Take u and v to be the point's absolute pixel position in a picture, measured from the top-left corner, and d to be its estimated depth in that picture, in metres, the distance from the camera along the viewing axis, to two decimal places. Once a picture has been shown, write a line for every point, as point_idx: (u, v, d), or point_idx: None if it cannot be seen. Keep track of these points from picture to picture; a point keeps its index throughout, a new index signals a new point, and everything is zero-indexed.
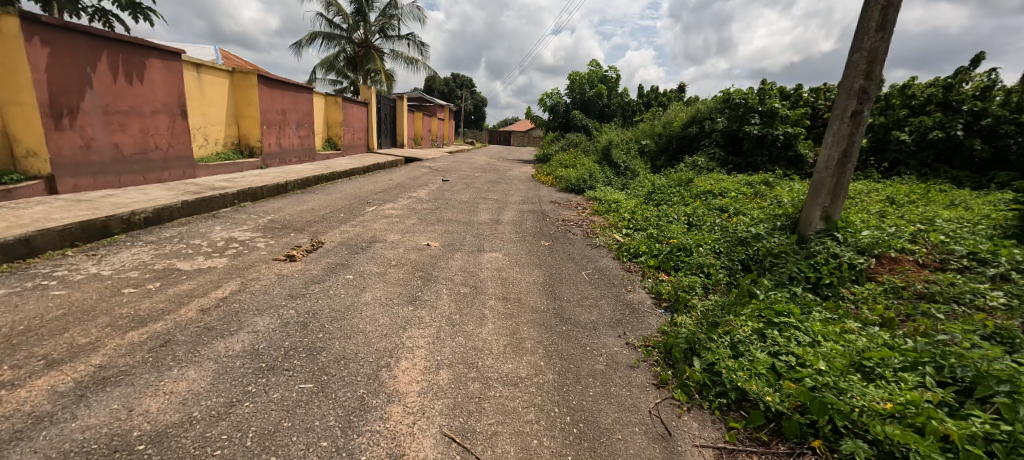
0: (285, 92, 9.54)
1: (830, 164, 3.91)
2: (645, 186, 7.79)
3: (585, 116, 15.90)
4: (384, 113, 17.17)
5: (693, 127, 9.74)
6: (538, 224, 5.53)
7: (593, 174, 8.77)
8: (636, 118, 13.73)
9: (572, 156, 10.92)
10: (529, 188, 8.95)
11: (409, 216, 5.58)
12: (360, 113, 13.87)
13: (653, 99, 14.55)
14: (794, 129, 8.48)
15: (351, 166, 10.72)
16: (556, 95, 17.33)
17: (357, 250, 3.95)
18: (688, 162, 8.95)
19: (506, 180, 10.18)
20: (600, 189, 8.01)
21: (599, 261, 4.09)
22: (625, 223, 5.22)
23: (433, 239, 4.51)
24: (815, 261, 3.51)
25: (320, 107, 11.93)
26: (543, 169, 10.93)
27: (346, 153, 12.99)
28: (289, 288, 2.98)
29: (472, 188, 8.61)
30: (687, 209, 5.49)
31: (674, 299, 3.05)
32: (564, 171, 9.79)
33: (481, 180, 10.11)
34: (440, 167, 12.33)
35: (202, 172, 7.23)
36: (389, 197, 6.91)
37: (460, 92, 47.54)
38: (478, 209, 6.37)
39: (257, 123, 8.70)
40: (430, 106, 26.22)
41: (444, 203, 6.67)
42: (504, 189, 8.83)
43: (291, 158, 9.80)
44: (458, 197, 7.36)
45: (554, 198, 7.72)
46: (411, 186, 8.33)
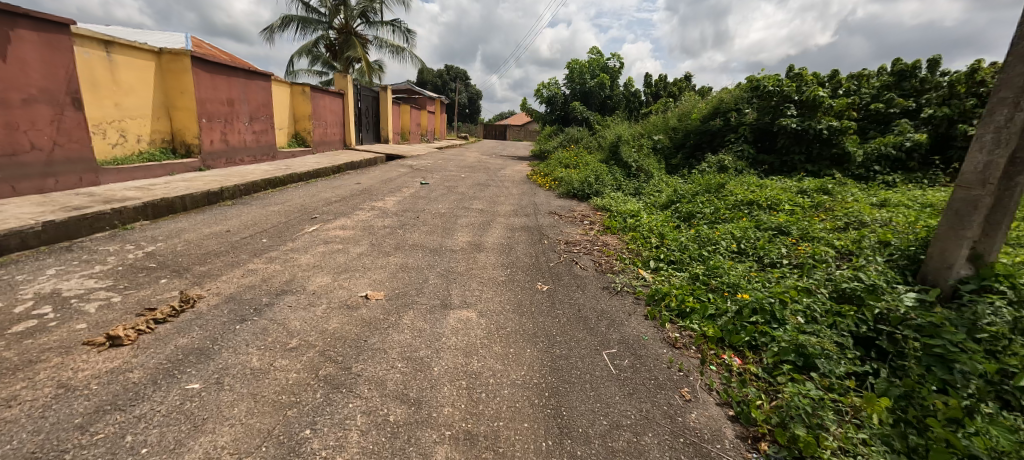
0: (234, 79, 8.02)
1: (991, 175, 2.47)
2: (665, 192, 6.36)
3: (586, 108, 14.42)
4: (364, 105, 15.58)
5: (715, 120, 8.30)
6: (532, 251, 4.08)
7: (600, 175, 7.34)
8: (643, 110, 12.26)
9: (573, 154, 9.45)
10: (523, 194, 7.48)
11: (359, 240, 4.15)
12: (335, 105, 12.31)
13: (662, 89, 13.07)
14: (841, 122, 7.05)
15: (316, 166, 9.21)
16: (553, 85, 15.80)
17: (247, 312, 2.52)
18: (712, 161, 7.52)
19: (496, 183, 8.71)
20: (608, 196, 6.58)
21: (626, 325, 2.66)
22: (652, 253, 3.79)
23: (380, 283, 3.09)
24: (992, 343, 2.09)
25: (284, 98, 10.39)
26: (540, 169, 9.46)
27: (317, 150, 11.47)
28: (47, 432, 1.55)
29: (455, 193, 7.16)
30: (735, 231, 4.06)
31: (786, 443, 1.64)
32: (564, 172, 8.34)
33: (467, 182, 8.64)
34: (423, 166, 10.84)
35: (109, 178, 5.75)
36: (344, 209, 5.46)
37: (454, 84, 45.91)
38: (456, 225, 4.95)
39: (193, 116, 7.18)
40: (420, 98, 24.69)
41: (414, 217, 5.24)
42: (493, 194, 7.37)
43: (241, 157, 8.29)
44: (434, 207, 5.92)
45: (553, 207, 6.27)
46: (379, 192, 6.86)
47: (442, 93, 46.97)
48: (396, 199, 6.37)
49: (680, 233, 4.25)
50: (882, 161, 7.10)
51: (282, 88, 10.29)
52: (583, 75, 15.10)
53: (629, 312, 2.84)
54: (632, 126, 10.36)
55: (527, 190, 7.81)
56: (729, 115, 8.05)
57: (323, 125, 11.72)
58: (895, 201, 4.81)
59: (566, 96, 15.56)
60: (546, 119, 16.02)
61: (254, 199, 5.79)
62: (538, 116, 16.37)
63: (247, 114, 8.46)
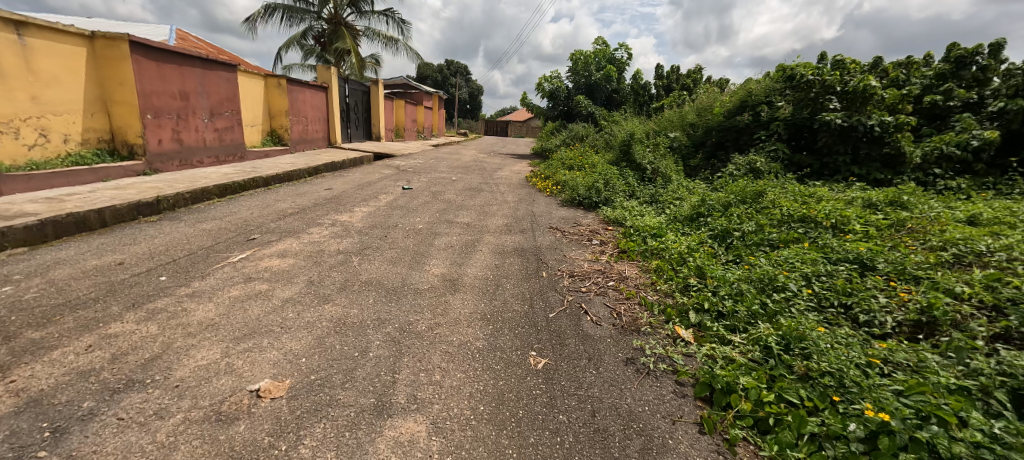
0: (189, 69, 6.99)
1: None
2: (690, 202, 5.31)
3: (591, 103, 13.34)
4: (353, 100, 14.52)
5: (742, 115, 7.22)
6: (525, 291, 3.03)
7: (610, 177, 6.29)
8: (654, 105, 11.17)
9: (578, 154, 8.38)
10: (521, 201, 6.43)
11: (296, 275, 3.11)
12: (317, 100, 11.27)
13: (674, 81, 11.97)
14: (895, 116, 5.95)
15: (288, 167, 8.19)
16: (555, 78, 14.69)
17: (34, 442, 1.49)
18: (740, 162, 6.44)
19: (491, 187, 7.68)
20: (621, 206, 5.53)
21: (672, 451, 1.63)
22: (691, 298, 2.73)
23: (292, 360, 2.05)
24: None
25: (256, 91, 9.34)
26: (540, 170, 8.41)
27: (295, 149, 10.42)
28: None
29: (440, 201, 6.13)
30: (799, 264, 3.01)
31: None
32: (568, 174, 7.28)
33: (457, 186, 7.60)
34: (411, 168, 9.79)
35: (16, 187, 4.75)
36: (298, 225, 4.45)
37: (454, 79, 44.74)
38: (431, 248, 3.91)
39: (135, 111, 6.15)
40: (416, 94, 23.63)
41: (381, 236, 4.21)
42: (485, 201, 6.34)
43: (200, 158, 7.27)
44: (410, 220, 4.88)
45: (556, 220, 5.20)
46: (350, 200, 5.84)
47: (442, 88, 45.85)
48: (368, 209, 5.34)
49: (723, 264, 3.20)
50: (943, 162, 5.99)
51: (253, 80, 9.24)
52: (587, 67, 14.01)
53: (672, 417, 1.80)
54: (644, 122, 9.28)
55: (525, 196, 6.76)
56: (759, 109, 6.95)
57: (304, 121, 10.69)
58: (995, 219, 3.75)
59: (569, 90, 14.46)
60: (548, 115, 14.93)
61: (190, 212, 4.77)
62: (539, 111, 15.27)
63: (207, 109, 7.44)
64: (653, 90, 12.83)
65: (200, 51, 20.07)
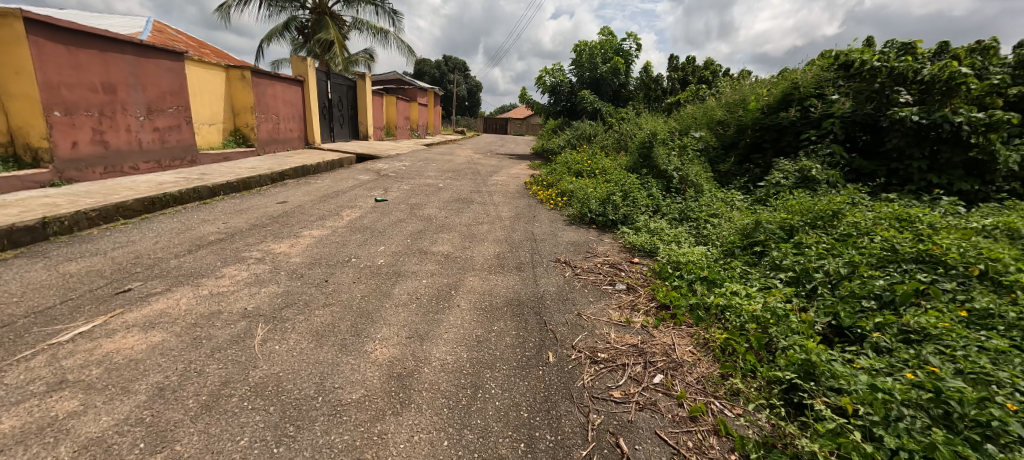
0: (116, 57, 5.77)
1: None
2: (736, 223, 4.11)
3: (597, 98, 12.11)
4: (336, 96, 13.25)
5: (785, 110, 5.98)
6: (520, 402, 1.82)
7: (627, 184, 5.09)
8: (669, 101, 9.92)
9: (586, 156, 7.15)
10: (519, 216, 5.23)
11: (146, 372, 1.90)
12: (292, 95, 10.02)
13: (691, 74, 10.71)
14: (992, 111, 4.68)
15: (245, 173, 6.96)
16: (557, 71, 13.43)
17: None
18: (789, 168, 5.23)
19: (483, 195, 6.49)
20: (646, 228, 4.32)
21: None
22: (821, 438, 1.54)
23: None
24: None
25: (213, 85, 8.11)
26: (542, 175, 7.20)
27: (264, 150, 9.18)
28: None
29: (418, 218, 4.91)
30: (975, 357, 1.83)
31: None
32: (576, 182, 6.09)
33: (443, 195, 6.40)
34: (393, 172, 8.53)
35: None
36: (211, 262, 3.24)
37: (452, 76, 43.44)
38: (385, 302, 2.70)
39: (38, 108, 4.93)
40: (410, 90, 22.37)
41: (318, 280, 2.99)
42: (474, 217, 5.13)
43: (133, 164, 6.05)
44: (370, 250, 3.68)
45: (563, 249, 3.97)
46: (302, 218, 4.62)
47: (439, 85, 44.55)
48: (320, 233, 4.14)
49: (842, 354, 2.01)
50: None
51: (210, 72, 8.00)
52: (593, 59, 12.77)
53: None
54: (661, 119, 8.05)
55: (523, 209, 5.56)
56: (807, 102, 5.69)
57: (276, 119, 9.47)
58: None
59: (572, 84, 13.22)
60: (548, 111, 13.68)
61: (74, 241, 3.55)
62: (539, 107, 14.01)
63: (144, 105, 6.23)
64: (665, 84, 11.58)
65: (179, 44, 18.83)
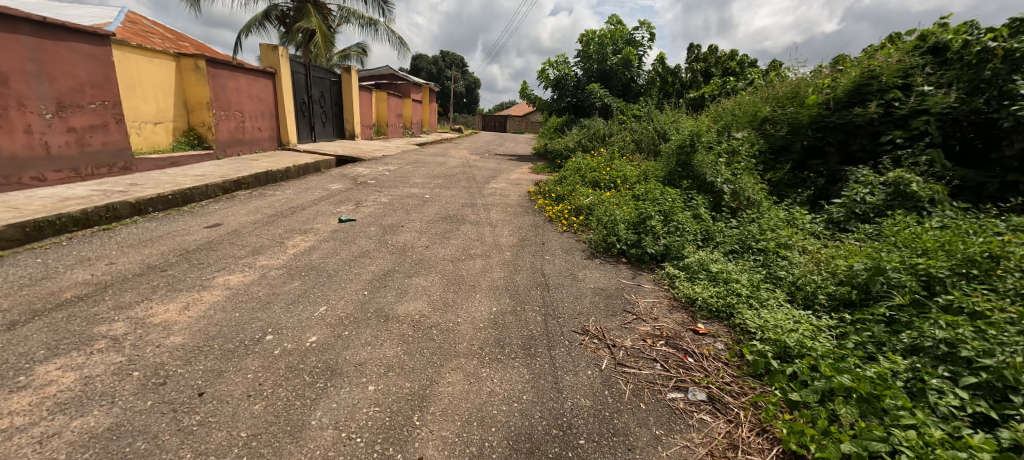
0: (10, 38, 4.53)
1: None
2: (835, 269, 2.90)
3: (607, 93, 10.86)
4: (317, 90, 11.95)
5: (857, 105, 4.72)
6: None
7: (667, 201, 3.84)
8: (692, 94, 8.68)
9: (603, 161, 5.92)
10: (523, 243, 4.00)
11: None
12: (260, 88, 8.72)
13: (715, 65, 9.45)
14: None
15: (188, 183, 5.71)
16: (562, 63, 12.16)
17: None
18: (874, 180, 4.02)
19: (478, 210, 5.25)
20: (703, 267, 3.07)
21: None
22: None
23: None
24: None
25: (157, 76, 6.83)
26: (549, 184, 5.97)
27: (226, 153, 7.90)
28: None
29: (388, 249, 3.67)
30: None
31: None
32: (593, 195, 4.87)
33: (428, 210, 5.16)
34: (373, 178, 7.26)
35: None
36: (31, 349, 2.00)
37: (449, 72, 42.13)
38: (283, 456, 1.46)
39: None
40: (404, 85, 21.08)
41: (186, 392, 1.75)
42: (464, 244, 3.89)
43: (35, 173, 4.80)
44: (301, 314, 2.44)
45: (588, 304, 2.73)
46: (228, 252, 3.38)
47: (436, 81, 43.22)
48: (241, 279, 2.90)
49: None
50: None
51: (151, 60, 6.71)
52: (601, 50, 11.50)
53: None
54: (689, 117, 6.81)
55: (528, 233, 4.33)
56: (890, 95, 4.40)
57: (240, 116, 8.19)
58: None
59: (578, 77, 11.98)
60: (552, 108, 12.43)
61: None
62: (541, 103, 12.76)
63: (53, 99, 4.99)
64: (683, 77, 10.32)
65: (155, 36, 17.54)
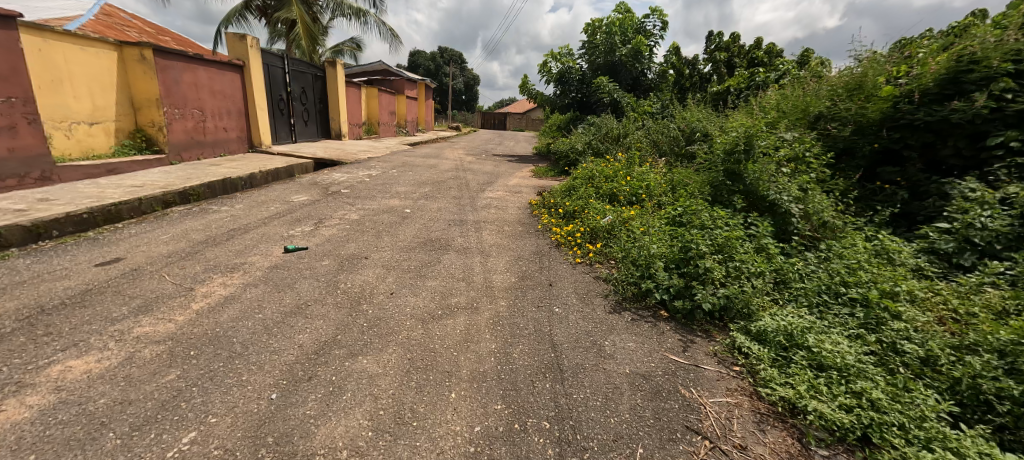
0: None
1: None
2: (1005, 351, 1.94)
3: (617, 87, 9.83)
4: (298, 86, 10.90)
5: (951, 97, 3.67)
6: None
7: (722, 230, 2.82)
8: (715, 88, 7.65)
9: (620, 167, 4.88)
10: (523, 284, 2.98)
11: None
12: (223, 82, 7.66)
13: (740, 55, 8.39)
14: None
15: (115, 196, 4.70)
16: (565, 55, 11.12)
17: None
18: (993, 197, 2.97)
19: (468, 231, 4.23)
20: (796, 342, 2.07)
21: None
22: None
23: None
24: None
25: (92, 67, 5.80)
26: (555, 195, 4.94)
27: (183, 157, 6.88)
28: None
29: (337, 297, 2.65)
30: None
31: None
32: (613, 214, 3.84)
33: (406, 231, 4.15)
34: (349, 186, 6.23)
35: None
36: None
37: (448, 68, 41.07)
38: None
39: None
40: (398, 81, 20.03)
41: None
42: (444, 287, 2.87)
43: None
44: (141, 455, 1.42)
45: (629, 416, 1.70)
46: (102, 311, 2.36)
47: (433, 77, 42.12)
48: (90, 368, 1.88)
49: None
50: None
51: (85, 48, 5.68)
52: (609, 40, 10.47)
53: None
54: (719, 114, 5.78)
55: (530, 266, 3.31)
56: (1002, 83, 3.34)
57: (199, 115, 7.15)
58: None
59: (583, 71, 10.97)
60: (554, 104, 11.40)
61: None
62: (542, 99, 11.73)
63: None
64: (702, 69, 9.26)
65: (132, 28, 16.46)
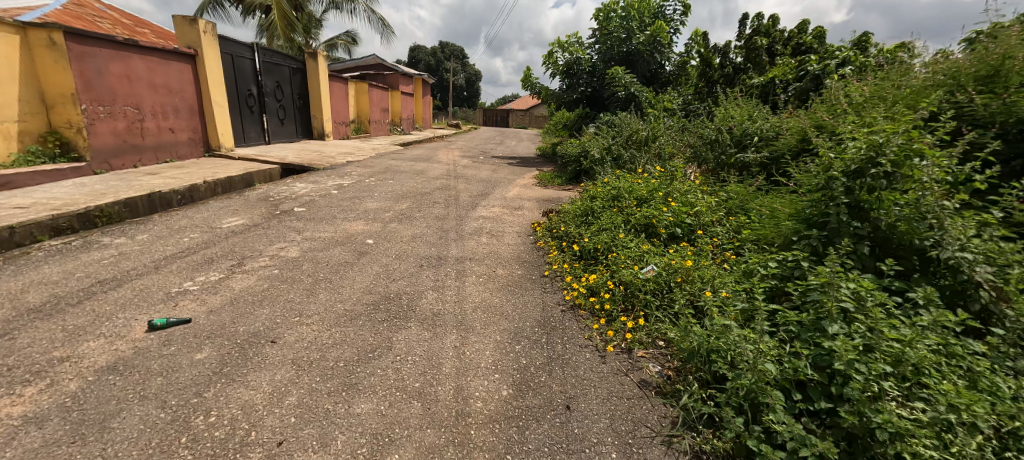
0: None
1: None
2: None
3: (634, 80, 8.54)
4: (271, 80, 9.64)
5: None
6: None
7: (883, 323, 1.57)
8: (756, 80, 6.39)
9: (655, 182, 3.59)
10: (520, 409, 1.72)
11: None
12: (167, 74, 6.43)
13: (783, 41, 7.06)
14: None
15: None
16: (574, 44, 9.83)
17: None
18: None
19: (444, 278, 2.98)
20: None
21: None
22: None
23: None
24: None
25: None
26: (567, 221, 3.69)
27: (114, 165, 5.68)
28: None
29: (172, 457, 1.42)
30: None
31: None
32: (658, 262, 2.59)
33: (357, 279, 2.92)
34: (307, 202, 5.00)
35: None
36: None
37: (448, 64, 39.80)
38: None
39: None
40: (393, 76, 18.76)
41: None
42: (382, 420, 1.63)
43: None
44: None
45: None
46: None
47: (433, 73, 40.86)
48: None
49: None
50: None
51: None
52: (625, 25, 9.17)
53: None
54: (776, 112, 4.51)
55: (533, 359, 2.05)
56: None
57: (135, 114, 5.93)
58: None
59: (594, 62, 9.70)
60: (561, 100, 10.13)
61: None
62: (547, 94, 10.45)
63: None
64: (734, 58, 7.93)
65: (104, 18, 15.26)
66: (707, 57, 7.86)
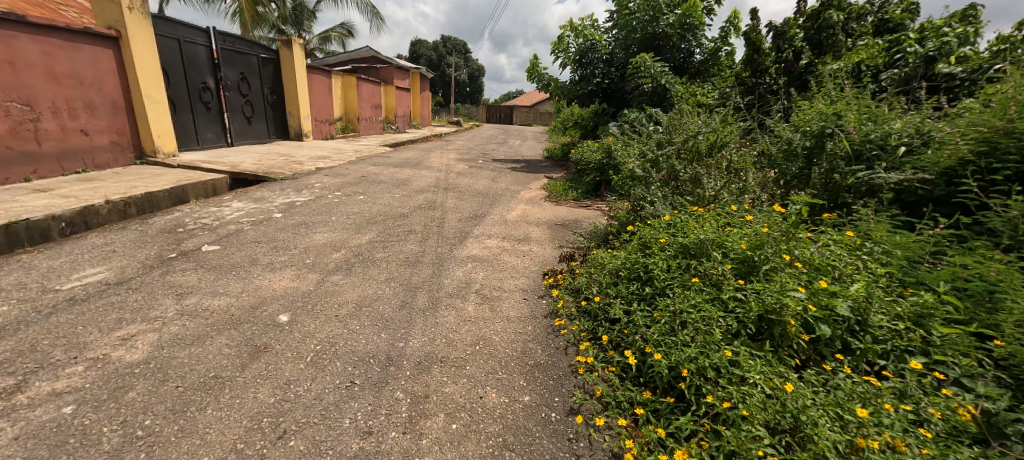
0: None
1: None
2: None
3: (664, 69, 6.89)
4: (234, 70, 8.23)
5: None
6: None
7: None
8: (833, 65, 4.85)
9: (768, 225, 2.11)
10: None
11: None
12: (74, 60, 5.04)
13: (859, 18, 5.55)
14: None
15: None
16: (588, 28, 8.38)
17: None
18: None
19: (382, 429, 1.55)
20: None
21: None
22: None
23: None
24: None
25: None
26: (605, 285, 2.27)
27: None
28: None
29: None
30: None
31: None
32: (836, 443, 1.22)
33: (219, 426, 1.53)
34: (232, 233, 3.61)
35: None
36: None
37: (450, 59, 38.37)
38: None
39: None
40: (387, 69, 17.35)
41: None
42: None
43: None
44: None
45: None
46: None
47: (435, 69, 39.43)
48: None
49: None
50: None
51: None
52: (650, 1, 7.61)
53: None
54: (906, 108, 3.03)
55: None
56: None
57: (24, 111, 4.55)
58: None
59: (612, 49, 8.26)
60: (573, 93, 8.61)
61: None
62: (557, 87, 8.97)
63: None
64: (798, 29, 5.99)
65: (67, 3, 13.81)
66: (755, 39, 6.36)
